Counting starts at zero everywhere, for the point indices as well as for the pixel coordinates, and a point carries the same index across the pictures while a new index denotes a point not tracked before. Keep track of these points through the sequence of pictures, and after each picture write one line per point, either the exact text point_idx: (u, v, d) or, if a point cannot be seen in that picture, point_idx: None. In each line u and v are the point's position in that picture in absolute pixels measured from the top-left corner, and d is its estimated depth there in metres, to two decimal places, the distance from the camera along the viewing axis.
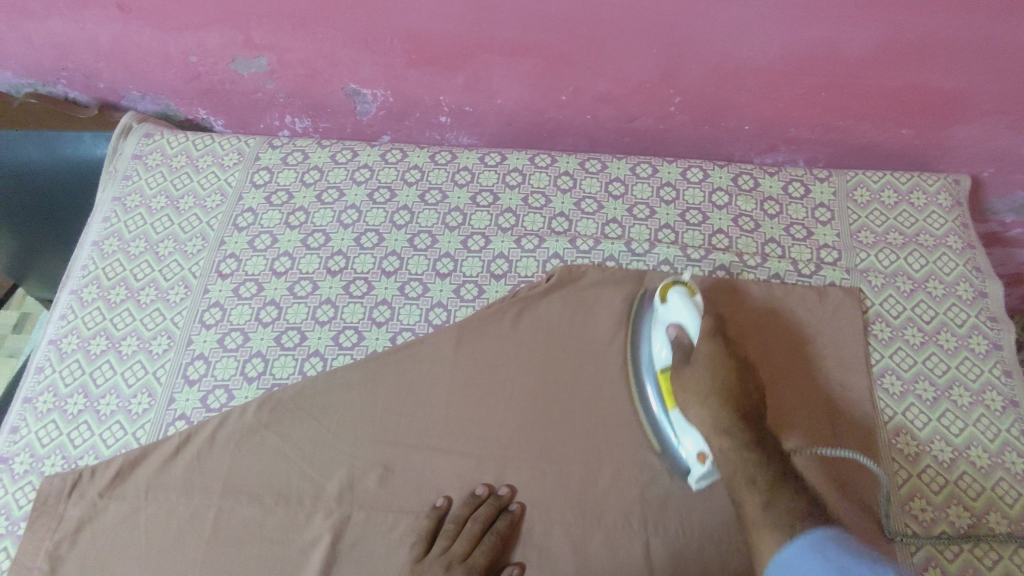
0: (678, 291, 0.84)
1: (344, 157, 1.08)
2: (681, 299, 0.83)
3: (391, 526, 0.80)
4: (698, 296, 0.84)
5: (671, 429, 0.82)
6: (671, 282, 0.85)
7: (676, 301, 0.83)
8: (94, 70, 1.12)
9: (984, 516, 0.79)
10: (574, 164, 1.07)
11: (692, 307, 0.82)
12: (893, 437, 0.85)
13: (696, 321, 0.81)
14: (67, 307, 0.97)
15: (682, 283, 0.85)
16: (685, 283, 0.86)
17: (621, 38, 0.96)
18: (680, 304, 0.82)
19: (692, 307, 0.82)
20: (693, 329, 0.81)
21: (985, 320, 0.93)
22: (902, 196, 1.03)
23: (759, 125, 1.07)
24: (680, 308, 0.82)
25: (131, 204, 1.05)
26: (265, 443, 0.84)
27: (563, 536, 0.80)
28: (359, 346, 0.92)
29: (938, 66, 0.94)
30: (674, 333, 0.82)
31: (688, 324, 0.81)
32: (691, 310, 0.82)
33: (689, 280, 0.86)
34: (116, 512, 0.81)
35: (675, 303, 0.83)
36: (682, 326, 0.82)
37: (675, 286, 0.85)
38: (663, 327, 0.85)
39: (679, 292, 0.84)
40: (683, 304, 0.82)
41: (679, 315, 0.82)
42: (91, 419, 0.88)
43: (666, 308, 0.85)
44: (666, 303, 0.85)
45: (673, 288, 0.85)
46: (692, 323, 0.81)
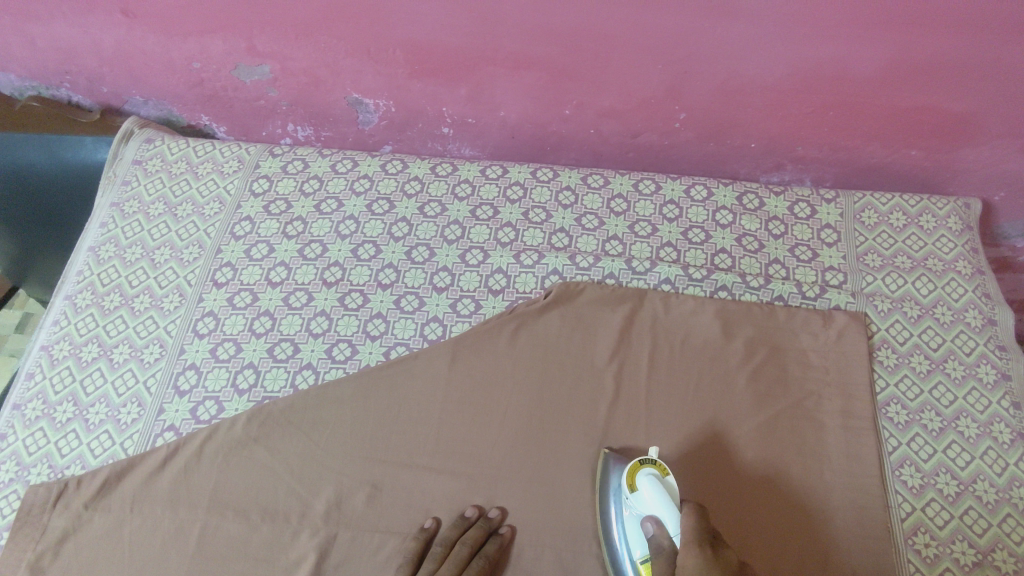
0: (647, 475, 0.73)
1: (344, 167, 1.07)
2: (653, 483, 0.72)
3: (378, 547, 0.78)
4: (670, 477, 0.74)
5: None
6: (639, 463, 0.75)
7: (647, 487, 0.72)
8: (98, 75, 1.11)
9: (990, 554, 0.77)
10: (576, 179, 1.05)
11: (668, 498, 0.71)
12: (896, 467, 0.82)
13: (673, 515, 0.69)
14: (60, 312, 0.96)
15: (651, 463, 0.75)
16: (654, 463, 0.75)
17: (626, 53, 0.94)
18: (653, 493, 0.71)
19: (666, 493, 0.71)
20: (672, 524, 0.69)
21: (994, 348, 0.90)
22: (911, 218, 1.01)
23: (765, 143, 1.05)
24: (656, 500, 0.71)
25: (129, 210, 1.04)
26: (253, 457, 0.83)
27: (554, 561, 0.78)
28: (353, 360, 0.90)
29: (949, 87, 0.92)
30: (652, 530, 0.70)
31: (665, 516, 0.70)
32: (664, 498, 0.71)
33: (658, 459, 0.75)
34: (100, 524, 0.80)
35: (649, 493, 0.71)
36: (660, 524, 0.70)
37: (644, 469, 0.74)
38: (635, 522, 0.73)
39: (649, 474, 0.73)
40: (658, 490, 0.71)
41: (653, 501, 0.71)
42: (79, 428, 0.87)
43: (636, 496, 0.73)
44: (637, 490, 0.73)
45: (643, 471, 0.74)
46: (670, 514, 0.70)
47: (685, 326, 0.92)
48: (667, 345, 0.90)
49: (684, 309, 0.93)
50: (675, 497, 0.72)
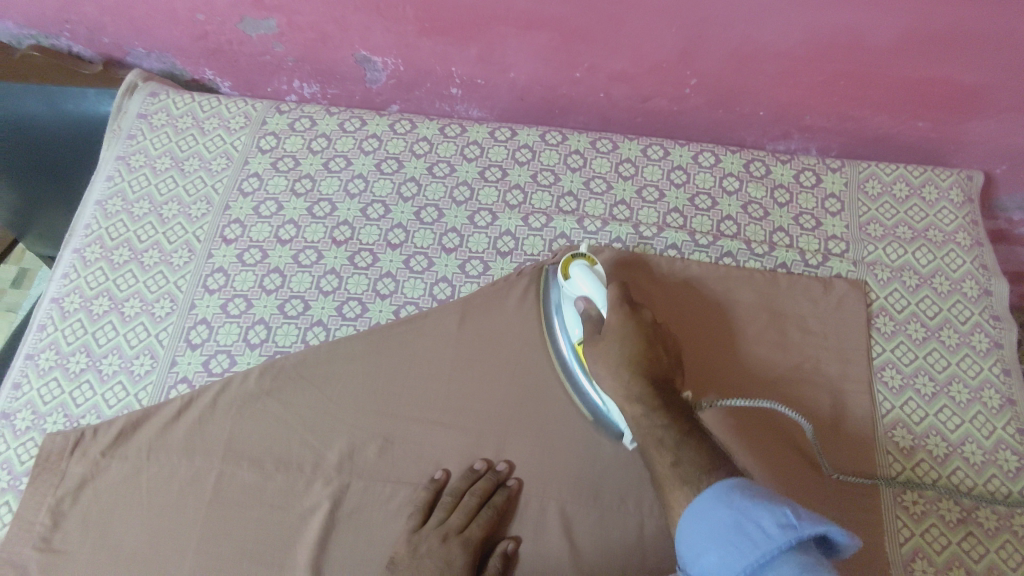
0: (579, 264, 0.85)
1: (352, 126, 1.06)
2: (582, 269, 0.84)
3: (389, 497, 0.81)
4: (597, 266, 0.86)
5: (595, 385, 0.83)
6: (571, 257, 0.87)
7: (578, 273, 0.84)
8: (100, 24, 1.10)
9: (974, 512, 0.80)
10: (585, 143, 1.06)
11: (595, 279, 0.83)
12: (889, 430, 0.85)
13: (600, 292, 0.82)
14: (69, 265, 0.96)
15: (581, 257, 0.87)
16: (584, 257, 0.87)
17: (640, 16, 0.94)
18: (584, 277, 0.83)
19: (592, 275, 0.84)
20: (600, 297, 0.82)
21: (988, 318, 0.93)
22: (914, 189, 1.02)
23: (774, 111, 1.06)
24: (584, 280, 0.83)
25: (135, 164, 1.03)
26: (266, 409, 0.85)
27: (558, 513, 0.80)
28: (363, 317, 0.92)
29: (959, 59, 0.93)
30: (582, 308, 0.83)
31: (593, 295, 0.82)
32: (593, 280, 0.83)
33: (587, 253, 0.87)
34: (117, 472, 0.81)
35: (578, 276, 0.84)
36: (588, 301, 0.83)
37: (575, 261, 0.86)
38: (570, 304, 0.86)
39: (579, 265, 0.85)
40: (586, 274, 0.84)
41: (583, 283, 0.83)
42: (93, 379, 0.88)
43: (570, 282, 0.86)
44: (569, 279, 0.85)
45: (574, 262, 0.86)
46: (596, 289, 0.82)
47: (693, 291, 0.93)
48: (674, 313, 0.92)
49: (688, 274, 0.95)
50: (600, 277, 0.84)
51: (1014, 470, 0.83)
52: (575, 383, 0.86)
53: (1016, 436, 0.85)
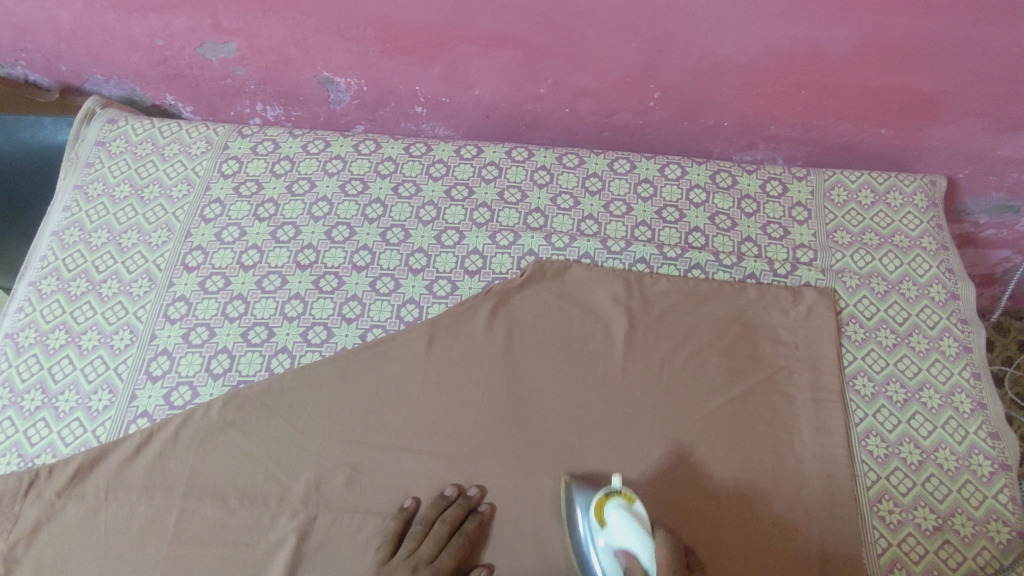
0: (615, 507, 0.74)
1: (316, 147, 1.05)
2: (620, 512, 0.73)
3: (357, 528, 0.78)
4: (637, 505, 0.74)
5: None
6: (606, 497, 0.75)
7: (617, 516, 0.73)
8: (55, 52, 1.08)
9: (949, 518, 0.80)
10: (551, 159, 1.05)
11: (637, 529, 0.72)
12: (863, 439, 0.85)
13: (644, 546, 0.70)
14: (25, 299, 0.94)
15: (616, 494, 0.76)
16: (619, 493, 0.76)
17: (600, 31, 0.94)
18: (622, 528, 0.72)
19: (636, 523, 0.72)
20: (651, 547, 0.70)
21: (956, 322, 0.93)
22: (879, 196, 1.03)
23: (738, 122, 1.06)
24: (625, 529, 0.72)
25: (94, 193, 1.01)
26: (230, 441, 0.83)
27: (530, 537, 0.78)
28: (329, 343, 0.90)
29: (917, 66, 0.93)
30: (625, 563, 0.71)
31: (637, 548, 0.71)
32: (633, 528, 0.72)
33: (622, 489, 0.76)
34: (74, 513, 0.79)
35: (619, 525, 0.72)
36: (633, 556, 0.71)
37: (611, 503, 0.75)
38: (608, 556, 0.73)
39: (617, 507, 0.74)
40: (628, 519, 0.72)
41: (626, 532, 0.72)
42: (49, 416, 0.85)
43: (605, 532, 0.74)
44: (607, 526, 0.74)
45: (610, 504, 0.75)
46: (645, 538, 0.71)
47: (662, 304, 0.93)
48: (644, 328, 0.91)
49: (659, 287, 0.94)
50: (644, 524, 0.73)
51: (987, 475, 0.83)
52: None
53: (989, 441, 0.85)
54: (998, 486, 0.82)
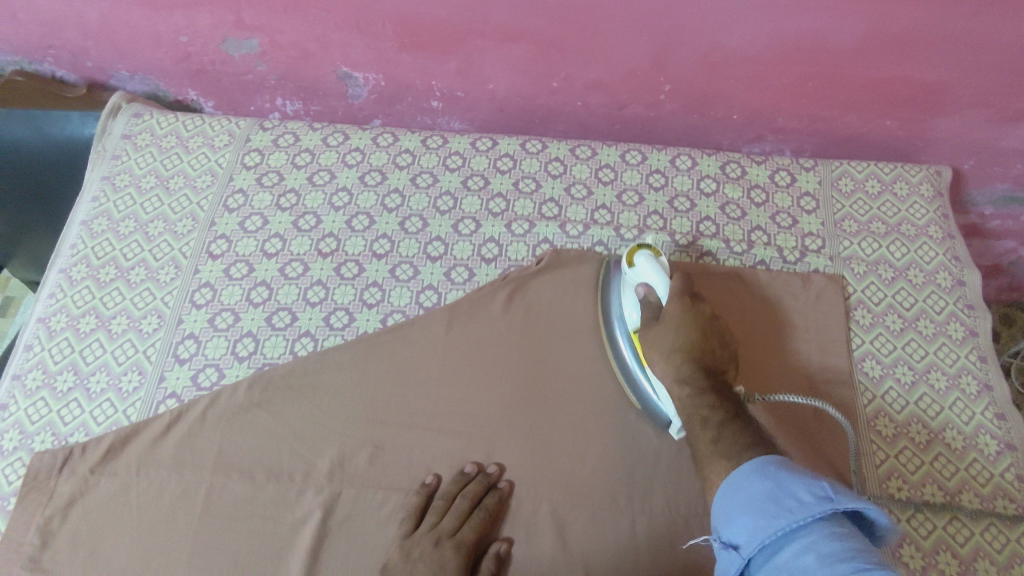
0: (643, 253, 0.87)
1: (335, 140, 1.08)
2: (647, 258, 0.86)
3: (380, 503, 0.81)
4: (663, 257, 0.88)
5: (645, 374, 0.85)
6: (637, 247, 0.89)
7: (643, 262, 0.86)
8: (82, 48, 1.11)
9: (957, 495, 0.82)
10: (564, 150, 1.08)
11: (659, 270, 0.85)
12: (872, 419, 0.87)
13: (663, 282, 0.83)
14: (55, 285, 0.96)
15: (646, 249, 0.89)
16: (650, 248, 0.89)
17: (613, 25, 0.97)
18: (647, 267, 0.85)
19: (658, 266, 0.85)
20: (665, 282, 0.83)
21: (962, 307, 0.95)
22: (886, 185, 1.05)
23: (747, 115, 1.09)
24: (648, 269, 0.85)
25: (121, 184, 1.04)
26: (256, 420, 0.85)
27: (549, 513, 0.81)
28: (350, 327, 0.92)
29: (921, 57, 0.96)
30: (642, 293, 0.85)
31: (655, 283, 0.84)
32: (655, 269, 0.85)
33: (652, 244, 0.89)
34: (107, 488, 0.81)
35: (643, 264, 0.85)
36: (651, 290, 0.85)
37: (641, 250, 0.88)
38: (631, 289, 0.87)
39: (644, 254, 0.87)
40: (651, 262, 0.85)
41: (647, 269, 0.85)
42: (81, 397, 0.88)
43: (633, 269, 0.88)
44: (634, 267, 0.87)
45: (639, 252, 0.88)
46: (662, 276, 0.84)
47: None
48: None
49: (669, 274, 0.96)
50: (666, 269, 0.86)
51: (994, 454, 0.85)
52: (626, 368, 0.88)
53: (995, 421, 0.87)
54: (1004, 464, 0.84)
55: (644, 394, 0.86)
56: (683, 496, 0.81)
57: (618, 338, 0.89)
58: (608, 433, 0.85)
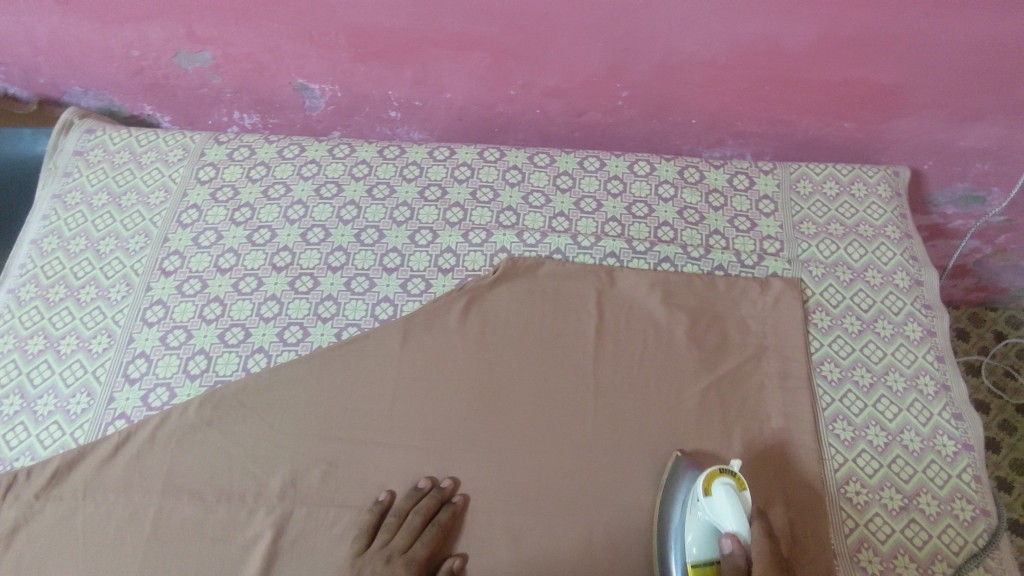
0: (724, 483, 0.74)
1: (291, 152, 1.07)
2: (728, 492, 0.73)
3: (333, 522, 0.79)
4: (746, 492, 0.74)
5: None
6: (717, 470, 0.75)
7: (722, 493, 0.73)
8: (34, 64, 1.10)
9: (914, 498, 0.81)
10: (523, 158, 1.07)
11: (740, 510, 0.71)
12: (830, 422, 0.87)
13: (744, 525, 0.71)
14: (4, 306, 0.95)
15: (729, 474, 0.75)
16: (731, 473, 0.75)
17: (565, 31, 0.97)
18: (727, 506, 0.72)
19: (741, 506, 0.72)
20: (746, 538, 0.70)
21: (919, 307, 0.95)
22: (844, 187, 1.05)
23: (706, 119, 1.08)
24: (727, 507, 0.72)
25: (72, 202, 1.03)
26: (207, 440, 0.84)
27: (504, 526, 0.80)
28: (305, 342, 0.91)
29: (874, 58, 0.96)
30: (727, 545, 0.70)
31: (737, 527, 0.71)
32: (737, 509, 0.71)
33: (736, 469, 0.75)
34: (52, 513, 0.79)
35: (723, 498, 0.72)
36: (729, 532, 0.71)
37: (721, 476, 0.74)
38: (700, 522, 0.73)
39: (725, 484, 0.74)
40: (731, 499, 0.72)
41: (729, 512, 0.71)
42: (28, 420, 0.86)
43: (708, 501, 0.73)
44: (710, 498, 0.73)
45: (719, 479, 0.74)
46: (744, 526, 0.71)
47: (629, 300, 0.94)
48: (613, 320, 0.93)
49: (625, 279, 0.96)
50: (747, 511, 0.72)
51: (952, 455, 0.84)
52: None
53: (953, 421, 0.87)
54: (962, 466, 0.84)
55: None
56: (638, 505, 0.80)
57: (669, 556, 0.75)
58: (565, 444, 0.84)
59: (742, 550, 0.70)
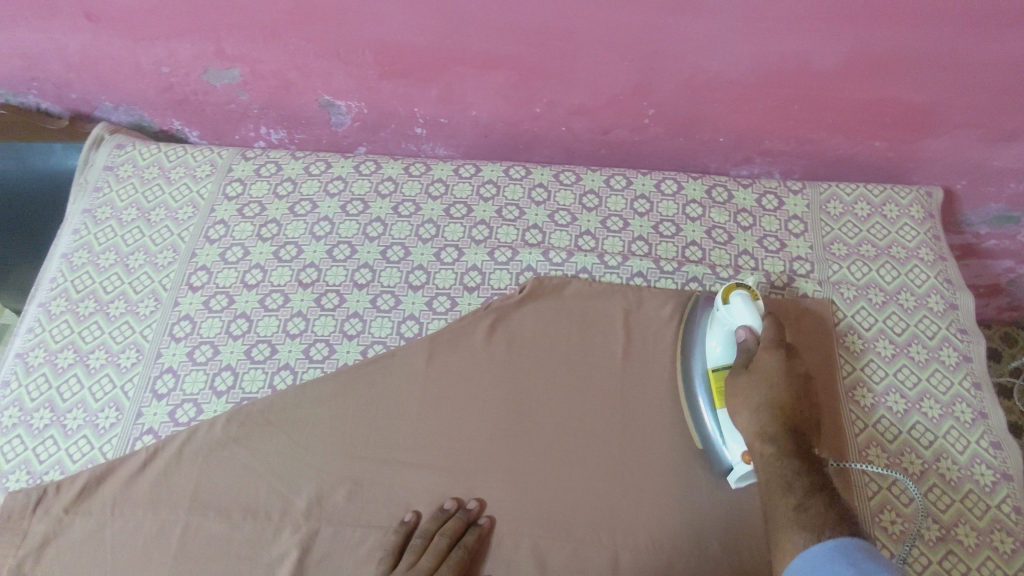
0: (739, 292, 0.83)
1: (318, 169, 1.08)
2: (743, 297, 0.82)
3: (358, 542, 0.79)
4: (761, 301, 0.83)
5: (713, 411, 0.83)
6: (734, 283, 0.85)
7: (738, 300, 0.82)
8: (66, 81, 1.12)
9: (952, 529, 0.79)
10: (548, 176, 1.07)
11: (754, 311, 0.81)
12: (863, 448, 0.85)
13: (758, 322, 0.81)
14: (35, 319, 0.96)
15: (744, 287, 0.85)
16: (748, 287, 0.85)
17: (592, 50, 0.96)
18: (742, 307, 0.82)
19: (755, 309, 0.81)
20: (760, 331, 0.80)
21: (954, 331, 0.93)
22: (875, 208, 1.04)
23: (733, 137, 1.08)
24: (742, 309, 0.81)
25: (102, 217, 1.04)
26: (233, 457, 0.84)
27: (530, 549, 0.79)
28: (330, 359, 0.91)
29: (906, 79, 0.95)
30: (742, 337, 0.81)
31: (752, 324, 0.81)
32: (752, 309, 0.81)
33: (751, 284, 0.85)
34: (80, 529, 0.80)
35: (738, 305, 0.82)
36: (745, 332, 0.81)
37: (738, 287, 0.84)
38: (721, 328, 0.84)
39: (741, 291, 0.83)
40: (746, 303, 0.82)
41: (743, 314, 0.81)
42: (57, 434, 0.87)
43: (726, 308, 0.84)
44: (727, 303, 0.84)
45: (735, 289, 0.84)
46: (757, 322, 0.81)
47: (656, 321, 0.93)
48: (640, 340, 0.92)
49: (653, 299, 0.95)
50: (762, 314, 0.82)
51: (990, 484, 0.82)
52: (695, 407, 0.85)
53: (991, 450, 0.85)
54: (1001, 496, 0.82)
55: (708, 427, 0.84)
56: (667, 531, 0.78)
57: (696, 376, 0.87)
58: (591, 466, 0.83)
59: (756, 341, 0.80)
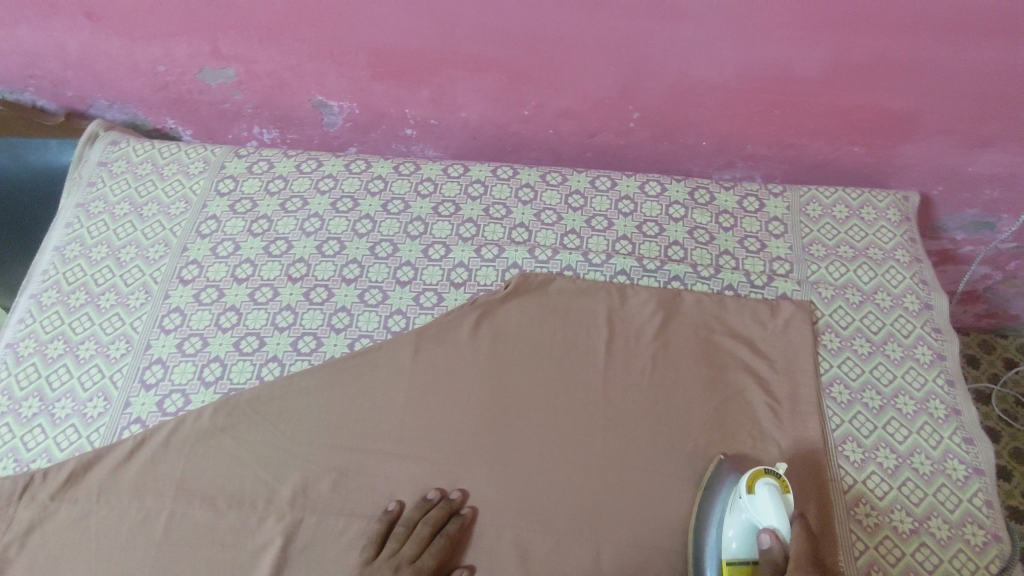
0: (768, 484, 0.75)
1: (309, 167, 1.10)
2: (773, 494, 0.74)
3: (342, 530, 0.80)
4: (789, 494, 0.75)
5: None
6: (763, 470, 0.77)
7: (766, 495, 0.74)
8: (63, 78, 1.14)
9: (925, 522, 0.81)
10: (535, 176, 1.09)
11: (783, 511, 0.73)
12: (839, 443, 0.87)
13: (785, 526, 0.72)
14: (26, 310, 0.97)
15: (774, 475, 0.76)
16: (777, 474, 0.77)
17: (579, 54, 0.99)
18: (770, 504, 0.73)
19: (783, 506, 0.73)
20: (785, 534, 0.72)
21: (929, 331, 0.96)
22: (853, 211, 1.06)
23: (716, 141, 1.10)
24: (770, 507, 0.73)
25: (95, 211, 1.05)
26: (220, 446, 0.85)
27: (511, 537, 0.80)
28: (318, 352, 0.93)
29: (883, 85, 0.98)
30: (766, 540, 0.72)
31: (779, 528, 0.72)
32: (781, 511, 0.73)
33: (781, 472, 0.77)
34: (66, 515, 0.80)
35: (766, 500, 0.73)
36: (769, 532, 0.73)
37: (766, 477, 0.76)
38: (742, 520, 0.75)
39: (769, 484, 0.75)
40: (775, 501, 0.73)
41: (770, 511, 0.73)
42: (45, 423, 0.88)
43: (751, 499, 0.75)
44: (753, 496, 0.75)
45: (764, 479, 0.75)
46: (784, 525, 0.72)
47: (639, 318, 0.95)
48: (622, 336, 0.94)
49: (635, 296, 0.97)
50: (790, 512, 0.74)
51: (962, 478, 0.84)
52: None
53: (963, 445, 0.87)
54: (973, 490, 0.83)
55: None
56: (646, 520, 0.80)
57: (704, 552, 0.76)
58: (572, 457, 0.84)
59: (782, 548, 0.72)
